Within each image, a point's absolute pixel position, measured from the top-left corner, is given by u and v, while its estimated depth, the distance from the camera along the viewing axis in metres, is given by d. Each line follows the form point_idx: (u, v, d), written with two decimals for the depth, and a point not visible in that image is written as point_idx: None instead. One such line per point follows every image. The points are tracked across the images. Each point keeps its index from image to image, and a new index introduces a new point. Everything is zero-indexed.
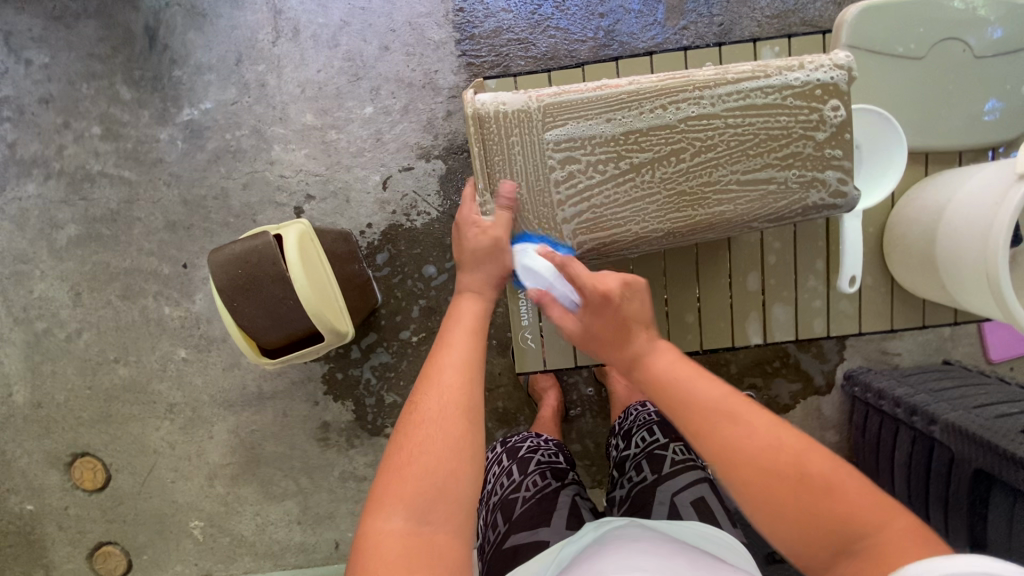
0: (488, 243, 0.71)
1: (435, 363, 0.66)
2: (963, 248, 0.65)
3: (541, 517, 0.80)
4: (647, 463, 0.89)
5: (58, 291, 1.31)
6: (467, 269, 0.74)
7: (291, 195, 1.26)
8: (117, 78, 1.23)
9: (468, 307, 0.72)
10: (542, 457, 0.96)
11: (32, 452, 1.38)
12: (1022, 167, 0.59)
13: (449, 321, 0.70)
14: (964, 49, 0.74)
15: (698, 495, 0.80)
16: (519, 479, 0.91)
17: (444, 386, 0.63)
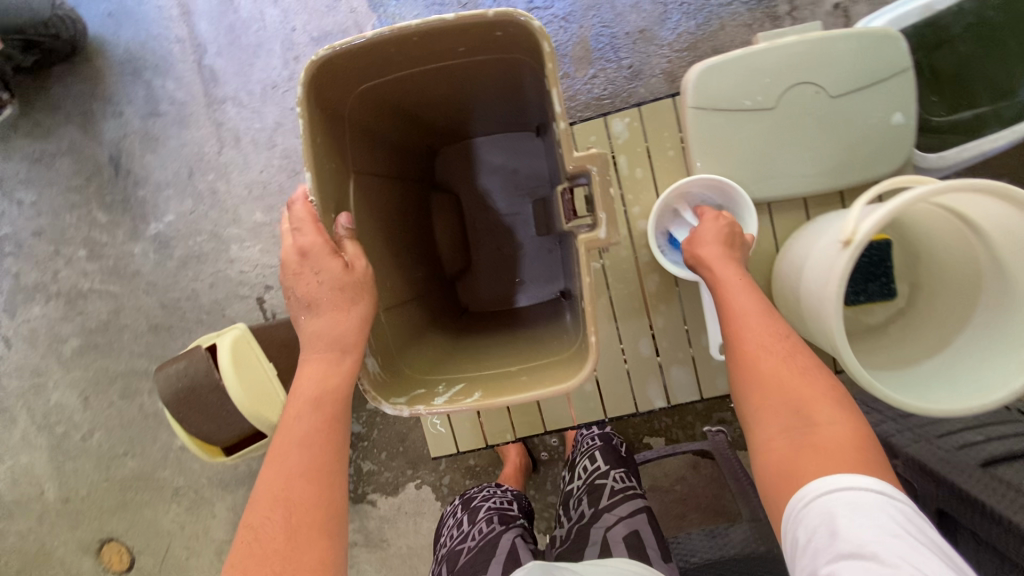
0: (345, 277, 0.54)
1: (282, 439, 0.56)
2: (815, 315, 0.63)
3: (482, 565, 0.82)
4: (587, 496, 0.93)
5: (70, 396, 1.47)
6: (316, 313, 0.55)
7: (252, 287, 1.36)
8: (93, 205, 1.38)
9: (313, 381, 0.55)
10: (491, 503, 0.97)
11: (67, 541, 1.54)
12: (845, 233, 0.57)
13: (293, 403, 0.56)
14: (817, 91, 0.73)
15: (632, 528, 0.83)
16: (467, 528, 0.93)
17: (289, 500, 0.54)
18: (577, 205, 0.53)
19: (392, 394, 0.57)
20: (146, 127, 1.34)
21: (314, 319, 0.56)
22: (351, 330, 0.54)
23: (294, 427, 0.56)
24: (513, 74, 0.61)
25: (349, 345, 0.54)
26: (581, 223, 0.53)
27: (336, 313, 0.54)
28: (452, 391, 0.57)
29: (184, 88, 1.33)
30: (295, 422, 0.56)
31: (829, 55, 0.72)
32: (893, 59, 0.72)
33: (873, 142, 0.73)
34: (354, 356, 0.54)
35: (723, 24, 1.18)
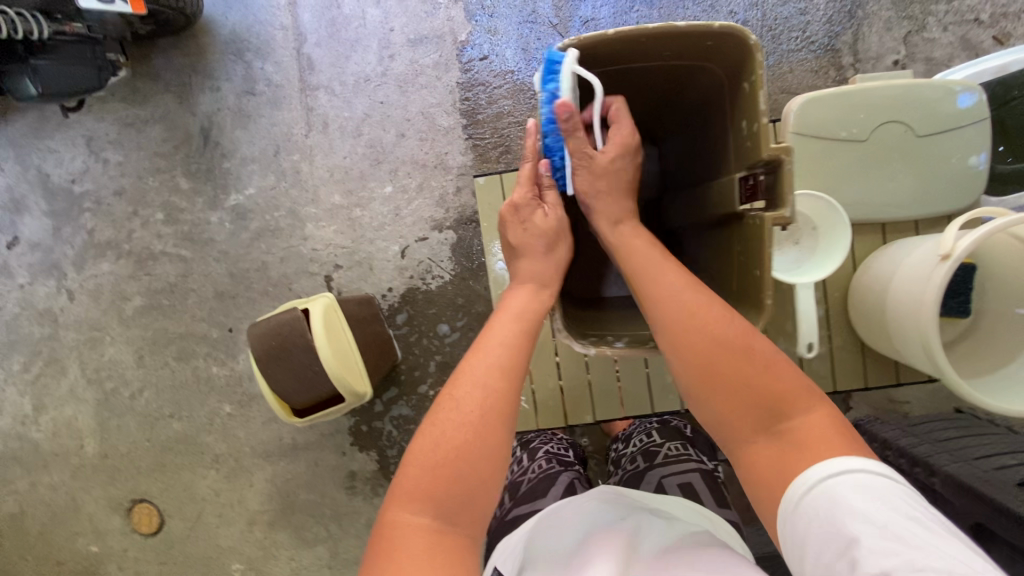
0: (552, 225, 0.76)
1: (489, 336, 0.70)
2: (908, 321, 0.72)
3: (542, 492, 0.94)
4: (642, 457, 1.03)
5: (125, 354, 1.50)
6: (527, 256, 0.76)
7: (322, 265, 1.42)
8: (177, 172, 1.44)
9: (518, 303, 0.73)
10: (550, 447, 1.07)
11: (99, 498, 1.55)
12: (943, 248, 0.66)
13: (501, 313, 0.71)
14: (905, 130, 0.83)
15: (687, 480, 0.95)
16: (527, 463, 1.04)
17: (489, 387, 0.66)
18: (760, 193, 0.56)
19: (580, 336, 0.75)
20: (241, 104, 1.42)
21: (526, 259, 0.76)
22: (551, 269, 0.75)
23: (500, 332, 0.69)
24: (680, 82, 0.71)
25: (548, 281, 0.74)
26: (757, 208, 0.57)
27: (546, 256, 0.75)
28: (622, 339, 0.77)
29: (281, 72, 1.41)
30: (500, 328, 0.70)
31: (919, 100, 0.82)
32: (975, 109, 0.82)
33: (949, 177, 0.83)
34: (552, 292, 0.74)
35: (792, 67, 1.29)
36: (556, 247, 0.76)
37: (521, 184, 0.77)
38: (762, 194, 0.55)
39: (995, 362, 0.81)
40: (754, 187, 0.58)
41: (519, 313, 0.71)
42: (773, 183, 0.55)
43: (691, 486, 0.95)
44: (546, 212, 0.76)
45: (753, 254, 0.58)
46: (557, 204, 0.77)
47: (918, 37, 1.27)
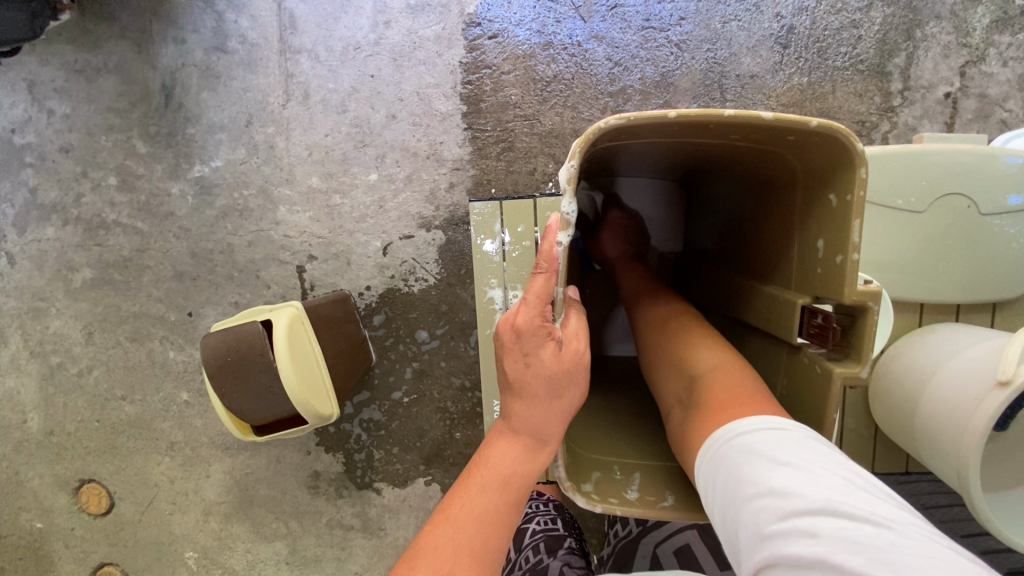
0: (564, 365, 0.50)
1: (458, 505, 0.51)
2: (946, 438, 0.63)
3: None
4: (633, 517, 0.88)
5: (72, 328, 1.37)
6: (524, 398, 0.51)
7: (294, 254, 1.29)
8: (134, 133, 1.27)
9: (504, 459, 0.52)
10: (536, 525, 0.91)
11: (44, 475, 1.46)
12: (1002, 373, 0.57)
13: (479, 472, 0.52)
14: (968, 205, 0.72)
15: (683, 542, 0.77)
16: (515, 556, 0.88)
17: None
18: (827, 336, 0.44)
19: (581, 477, 0.52)
20: (209, 61, 1.24)
21: (522, 400, 0.51)
22: (551, 419, 0.51)
23: (473, 500, 0.51)
24: (721, 162, 0.58)
25: (550, 435, 0.51)
26: (821, 351, 0.45)
27: (551, 402, 0.51)
28: (631, 474, 0.55)
29: (258, 28, 1.23)
30: (477, 492, 0.51)
31: (991, 173, 0.71)
32: None
33: (1010, 264, 0.74)
34: (550, 452, 0.51)
35: (836, 87, 1.16)
36: (571, 388, 0.51)
37: (525, 301, 0.49)
38: (833, 341, 0.43)
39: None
40: (822, 327, 0.44)
41: (502, 470, 0.51)
42: (848, 329, 0.43)
43: (690, 548, 0.77)
44: (560, 347, 0.50)
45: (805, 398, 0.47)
46: (577, 334, 0.51)
47: (976, 68, 1.14)
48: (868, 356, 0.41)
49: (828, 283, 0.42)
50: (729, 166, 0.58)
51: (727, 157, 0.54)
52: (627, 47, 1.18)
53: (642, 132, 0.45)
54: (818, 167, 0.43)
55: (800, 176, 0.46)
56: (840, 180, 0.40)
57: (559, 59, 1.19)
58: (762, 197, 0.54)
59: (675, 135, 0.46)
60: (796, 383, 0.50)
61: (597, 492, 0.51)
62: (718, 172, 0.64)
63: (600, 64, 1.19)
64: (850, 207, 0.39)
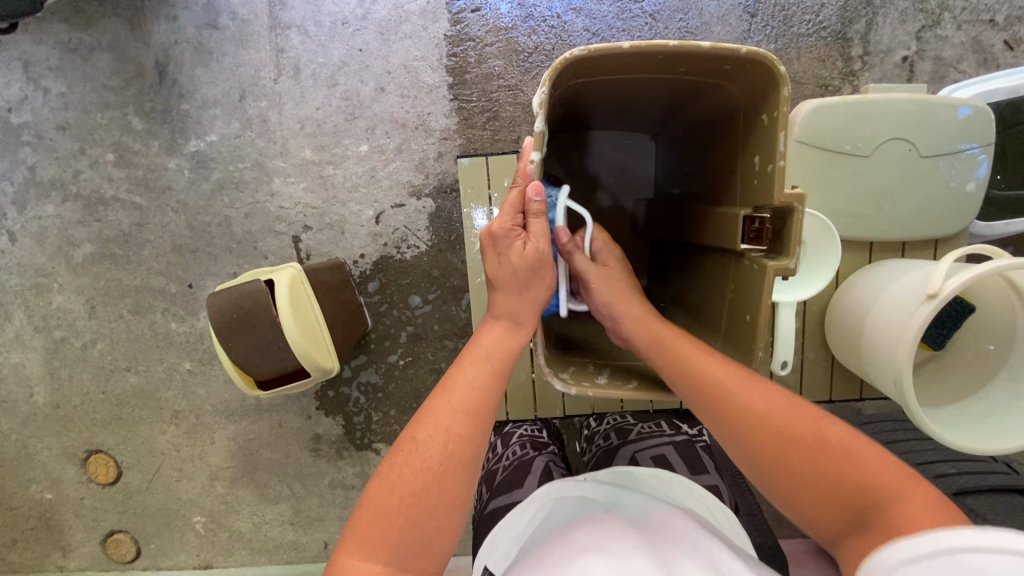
0: (530, 260, 0.64)
1: (455, 378, 0.63)
2: (886, 349, 0.71)
3: (517, 481, 0.88)
4: (614, 434, 0.97)
5: (75, 303, 1.42)
6: (502, 288, 0.65)
7: (290, 225, 1.34)
8: (130, 109, 1.31)
9: (490, 339, 0.65)
10: (525, 431, 1.02)
11: (52, 447, 1.51)
12: (931, 287, 0.65)
13: (470, 351, 0.64)
14: (908, 148, 0.79)
15: (660, 453, 0.89)
16: (501, 451, 0.98)
17: (451, 431, 0.59)
18: (764, 238, 0.52)
19: (559, 371, 0.59)
20: (201, 38, 1.29)
21: (502, 292, 0.66)
22: (525, 307, 0.65)
23: (467, 372, 0.62)
24: (682, 105, 0.65)
25: (523, 319, 0.65)
26: (760, 252, 0.52)
27: (521, 294, 0.65)
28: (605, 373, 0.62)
29: (248, 5, 1.27)
30: (469, 367, 0.63)
31: (928, 120, 0.79)
32: (981, 134, 0.80)
33: (946, 203, 0.82)
34: (526, 333, 0.65)
35: (801, 53, 1.23)
36: (536, 283, 0.65)
37: (503, 211, 0.64)
38: (768, 240, 0.51)
39: (964, 387, 0.80)
40: (759, 231, 0.52)
41: (489, 352, 0.64)
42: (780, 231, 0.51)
43: (664, 459, 0.89)
44: (528, 245, 0.64)
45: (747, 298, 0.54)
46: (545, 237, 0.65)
47: (931, 33, 1.22)
48: (797, 251, 0.49)
49: (763, 190, 0.50)
50: (689, 107, 0.65)
51: (685, 98, 0.61)
52: (604, 18, 1.24)
53: (604, 65, 0.51)
54: (755, 92, 0.49)
55: (742, 108, 0.53)
56: (770, 103, 0.47)
57: (540, 30, 1.25)
58: (714, 131, 0.61)
59: (633, 69, 0.53)
60: (742, 288, 0.57)
61: (572, 379, 0.59)
62: (681, 119, 0.71)
63: (579, 35, 1.24)
64: (777, 123, 0.46)
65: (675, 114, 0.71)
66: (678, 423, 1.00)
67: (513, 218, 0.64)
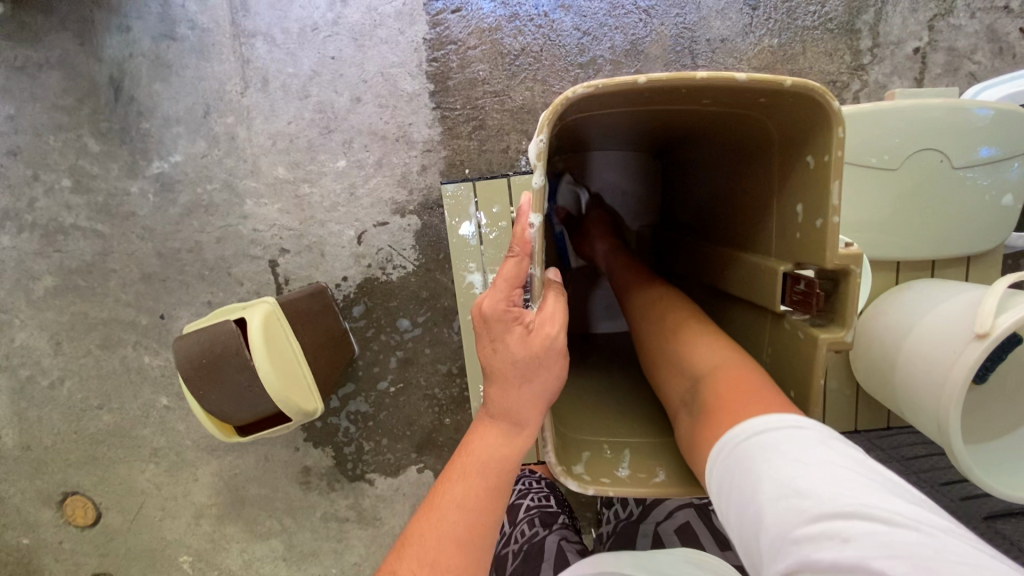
0: (537, 349, 0.49)
1: (444, 494, 0.50)
2: (927, 393, 0.64)
3: (530, 570, 0.75)
4: (633, 497, 0.88)
5: (39, 339, 1.32)
6: (497, 382, 0.50)
7: (265, 248, 1.25)
8: (85, 130, 1.21)
9: (486, 445, 0.51)
10: (530, 501, 0.88)
11: (25, 490, 1.42)
12: (979, 326, 0.58)
13: (459, 458, 0.51)
14: (941, 160, 0.72)
15: (684, 520, 0.77)
16: (508, 530, 0.86)
17: (437, 569, 0.47)
18: (813, 301, 0.44)
19: (569, 460, 0.51)
20: (158, 50, 1.18)
21: (496, 386, 0.50)
22: (527, 404, 0.50)
23: (458, 488, 0.50)
24: (699, 130, 0.57)
25: (526, 420, 0.50)
26: (802, 314, 0.46)
27: (522, 389, 0.49)
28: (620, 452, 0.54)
29: (208, 12, 1.17)
30: (459, 482, 0.50)
31: (964, 128, 0.71)
32: (1021, 143, 0.72)
33: (982, 217, 0.74)
34: (528, 435, 0.51)
35: (806, 47, 1.14)
36: (542, 375, 0.49)
37: (495, 285, 0.48)
38: (818, 306, 0.43)
39: (1004, 420, 0.73)
40: (806, 294, 0.45)
41: (484, 460, 0.51)
42: (831, 294, 0.44)
43: (691, 527, 0.77)
44: (533, 332, 0.49)
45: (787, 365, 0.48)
46: (552, 317, 0.50)
47: (943, 21, 1.14)
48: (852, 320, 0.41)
49: (810, 249, 0.42)
50: (706, 132, 0.57)
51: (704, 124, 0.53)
52: (595, 15, 1.15)
53: (615, 99, 0.42)
54: (794, 129, 0.42)
55: (777, 142, 0.45)
56: (818, 142, 0.39)
57: (527, 31, 1.16)
58: (740, 162, 0.53)
59: (647, 102, 0.45)
60: (781, 351, 0.49)
61: (588, 473, 0.50)
62: (695, 143, 0.63)
63: (569, 34, 1.15)
64: (831, 167, 0.39)
65: (688, 137, 0.63)
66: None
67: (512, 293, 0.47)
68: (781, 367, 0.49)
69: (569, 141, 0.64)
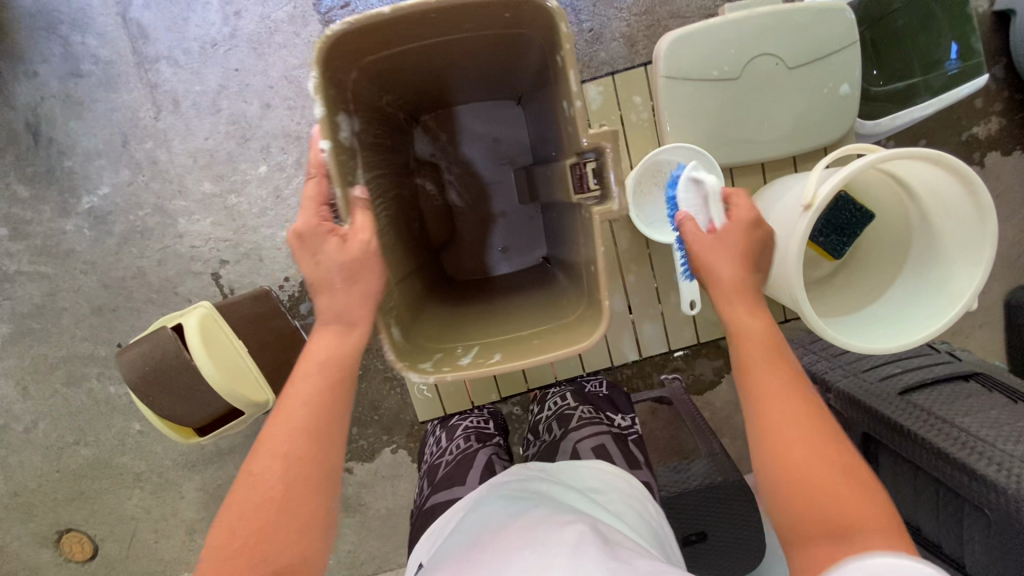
0: (352, 255, 0.55)
1: (288, 399, 0.57)
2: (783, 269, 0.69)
3: (459, 477, 0.82)
4: (556, 424, 0.91)
5: (6, 387, 1.36)
6: (324, 291, 0.56)
7: (206, 262, 1.30)
8: (11, 178, 1.25)
9: (322, 349, 0.57)
10: (469, 423, 0.96)
11: (21, 535, 1.47)
12: (805, 198, 0.64)
13: (297, 367, 0.57)
14: (775, 62, 0.78)
15: (598, 443, 0.83)
16: (445, 445, 0.92)
17: (292, 456, 0.55)
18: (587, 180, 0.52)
19: (416, 361, 0.57)
20: (68, 90, 1.22)
21: (323, 296, 0.57)
22: (353, 305, 0.56)
23: (303, 388, 0.57)
24: (511, 60, 0.65)
25: (356, 321, 0.57)
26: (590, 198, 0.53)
27: (343, 292, 0.56)
28: (472, 350, 0.59)
29: (109, 46, 1.22)
30: (302, 384, 0.57)
31: (788, 29, 0.77)
32: (844, 33, 0.78)
33: (825, 115, 0.81)
34: (359, 334, 0.57)
35: None
36: (361, 278, 0.56)
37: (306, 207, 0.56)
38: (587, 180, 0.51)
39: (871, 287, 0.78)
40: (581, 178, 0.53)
41: (322, 361, 0.57)
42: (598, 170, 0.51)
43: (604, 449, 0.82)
44: (344, 241, 0.55)
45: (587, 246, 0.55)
46: (365, 226, 0.56)
47: None
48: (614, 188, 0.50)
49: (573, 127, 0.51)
50: (517, 59, 0.64)
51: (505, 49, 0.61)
52: None
53: (388, 29, 0.52)
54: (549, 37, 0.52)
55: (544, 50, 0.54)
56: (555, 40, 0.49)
57: None
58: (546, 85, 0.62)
59: (427, 28, 0.54)
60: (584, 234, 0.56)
61: (433, 366, 0.56)
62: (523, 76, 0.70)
63: None
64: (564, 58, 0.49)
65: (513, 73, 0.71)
66: (611, 414, 0.94)
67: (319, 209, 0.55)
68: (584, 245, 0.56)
69: (415, 92, 0.72)
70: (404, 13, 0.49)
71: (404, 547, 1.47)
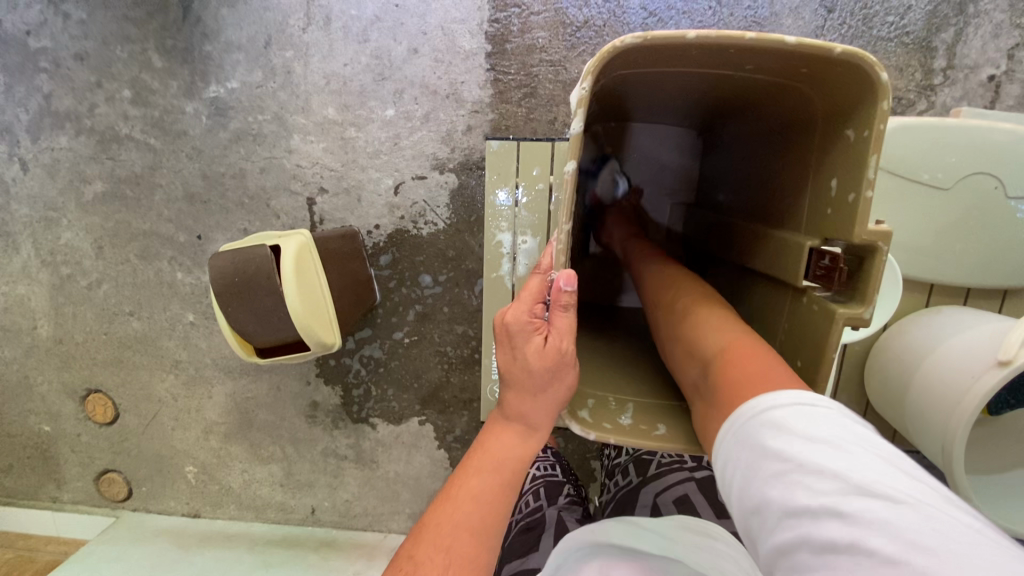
0: (551, 361, 0.58)
1: (464, 488, 0.61)
2: (942, 387, 0.76)
3: (533, 537, 0.89)
4: (634, 468, 0.97)
5: (83, 241, 1.38)
6: (515, 387, 0.62)
7: (306, 185, 1.28)
8: (149, 45, 1.25)
9: (502, 445, 0.63)
10: (537, 472, 1.06)
11: (52, 381, 1.50)
12: (1005, 352, 0.67)
13: (480, 458, 0.62)
14: (994, 185, 0.84)
15: (683, 493, 0.85)
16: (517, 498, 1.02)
17: (454, 551, 0.57)
18: (836, 275, 0.53)
19: (577, 405, 0.60)
20: None
21: (515, 391, 0.62)
22: (540, 411, 0.61)
23: (476, 483, 0.61)
24: (751, 96, 0.65)
25: (539, 424, 0.62)
26: (826, 290, 0.54)
27: (535, 396, 0.60)
28: (631, 409, 0.61)
29: None
30: (477, 477, 0.61)
31: (1015, 155, 0.83)
32: None
33: (1010, 247, 0.87)
34: (541, 437, 0.63)
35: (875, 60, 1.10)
36: (558, 382, 0.59)
37: (522, 299, 0.61)
38: (839, 281, 0.52)
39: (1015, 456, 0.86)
40: (829, 269, 0.54)
41: (503, 459, 0.62)
42: (854, 271, 0.52)
43: (689, 498, 0.85)
44: (547, 343, 0.59)
45: (802, 336, 0.56)
46: (569, 331, 0.59)
47: None
48: (873, 300, 0.48)
49: (843, 221, 0.51)
50: (764, 100, 0.64)
51: (761, 87, 0.60)
52: None
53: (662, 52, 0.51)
54: (845, 102, 0.51)
55: (822, 116, 0.55)
56: (857, 119, 0.49)
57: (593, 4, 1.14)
58: (799, 134, 0.61)
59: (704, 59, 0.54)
60: (796, 325, 0.57)
61: (591, 417, 0.59)
62: (751, 116, 0.70)
63: (634, 14, 1.14)
64: (869, 140, 0.47)
65: (741, 106, 0.70)
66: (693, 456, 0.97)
67: (532, 304, 0.60)
68: (797, 340, 0.56)
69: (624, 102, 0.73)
70: (717, 40, 0.48)
71: (398, 516, 1.47)
